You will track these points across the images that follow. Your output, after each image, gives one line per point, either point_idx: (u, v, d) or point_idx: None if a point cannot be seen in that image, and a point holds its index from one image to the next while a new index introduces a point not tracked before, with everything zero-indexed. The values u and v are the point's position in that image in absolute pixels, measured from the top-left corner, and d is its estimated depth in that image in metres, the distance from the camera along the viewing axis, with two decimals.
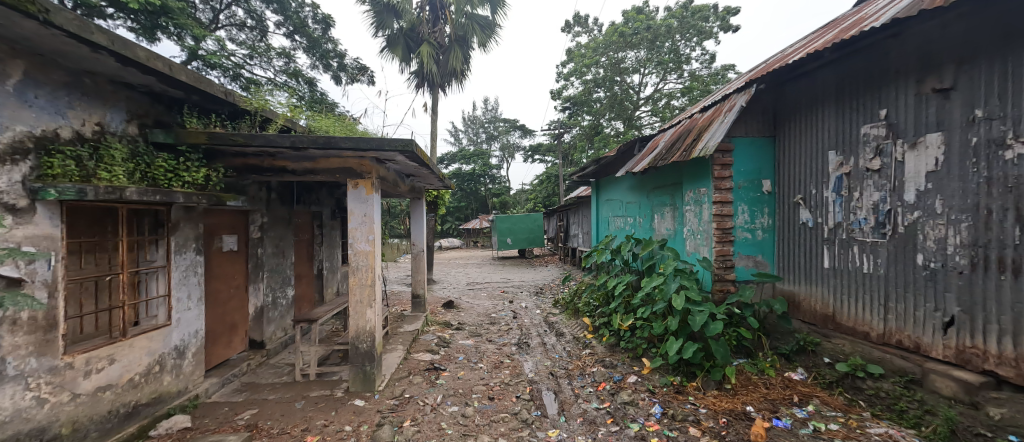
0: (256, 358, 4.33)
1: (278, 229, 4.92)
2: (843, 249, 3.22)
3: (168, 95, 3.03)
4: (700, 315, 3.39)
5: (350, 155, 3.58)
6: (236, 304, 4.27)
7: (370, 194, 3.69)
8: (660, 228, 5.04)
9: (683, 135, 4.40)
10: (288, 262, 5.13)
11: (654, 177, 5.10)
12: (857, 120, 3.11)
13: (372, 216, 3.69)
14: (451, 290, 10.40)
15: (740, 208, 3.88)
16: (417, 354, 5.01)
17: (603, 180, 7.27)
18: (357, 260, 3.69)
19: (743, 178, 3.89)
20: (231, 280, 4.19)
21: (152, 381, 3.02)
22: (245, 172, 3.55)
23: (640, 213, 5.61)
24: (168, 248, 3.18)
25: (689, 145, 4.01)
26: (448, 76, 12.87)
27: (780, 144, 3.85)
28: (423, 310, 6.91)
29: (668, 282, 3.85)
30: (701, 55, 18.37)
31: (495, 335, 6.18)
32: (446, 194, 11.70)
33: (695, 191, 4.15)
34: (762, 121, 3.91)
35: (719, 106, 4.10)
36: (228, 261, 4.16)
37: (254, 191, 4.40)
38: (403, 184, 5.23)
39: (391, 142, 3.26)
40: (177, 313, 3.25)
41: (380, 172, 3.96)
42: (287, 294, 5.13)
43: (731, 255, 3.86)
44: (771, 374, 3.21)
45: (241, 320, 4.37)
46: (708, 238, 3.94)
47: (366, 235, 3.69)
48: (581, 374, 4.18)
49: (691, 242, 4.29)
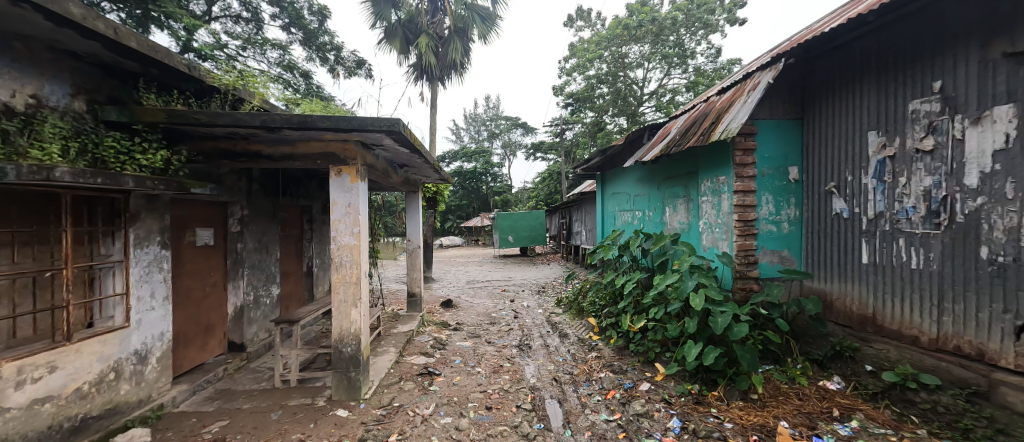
0: (234, 362, 3.99)
1: (262, 223, 4.58)
2: (886, 242, 2.84)
3: (123, 67, 2.68)
4: (723, 317, 3.03)
5: (332, 139, 3.23)
6: (212, 304, 3.93)
7: (355, 182, 3.33)
8: (673, 222, 4.65)
9: (698, 119, 4.04)
10: (273, 258, 4.80)
11: (664, 167, 4.73)
12: (903, 95, 2.73)
13: (358, 207, 3.33)
14: (451, 288, 10.06)
15: (764, 198, 3.51)
16: (411, 357, 4.65)
17: (608, 173, 6.89)
18: (341, 255, 3.35)
19: (768, 165, 3.51)
20: (206, 277, 3.85)
21: (106, 390, 2.68)
22: (215, 157, 3.22)
23: (650, 206, 5.23)
24: (126, 240, 2.84)
25: (708, 128, 3.64)
26: (448, 68, 12.53)
27: (809, 126, 3.48)
28: (420, 309, 6.57)
29: (685, 280, 3.47)
30: (707, 49, 17.94)
31: (494, 336, 5.83)
32: (446, 190, 11.35)
33: (712, 180, 3.79)
34: (788, 101, 3.54)
35: (740, 85, 3.71)
36: (203, 257, 3.83)
37: (232, 180, 4.06)
38: (396, 175, 4.88)
39: (376, 121, 2.82)
40: (136, 314, 2.91)
41: (368, 158, 3.60)
42: (272, 292, 4.78)
43: (754, 249, 3.48)
44: (804, 383, 2.85)
45: (219, 321, 4.03)
46: (728, 231, 3.57)
47: (351, 227, 3.34)
48: (587, 380, 3.84)
49: (707, 236, 3.92)
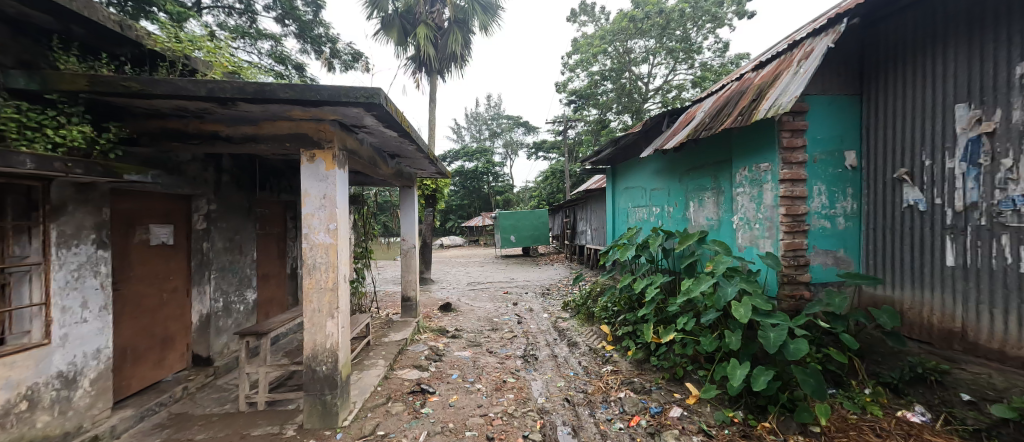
0: (196, 379, 3.46)
1: (234, 219, 4.05)
2: (980, 240, 2.29)
3: (35, 22, 2.15)
4: (776, 332, 2.48)
5: (302, 118, 2.70)
6: (171, 312, 3.41)
7: (331, 170, 2.80)
8: (698, 218, 4.09)
9: (732, 98, 3.51)
10: (248, 259, 4.27)
11: (687, 156, 4.20)
12: (1006, 55, 2.18)
13: (334, 199, 2.80)
14: (450, 290, 9.52)
15: (817, 188, 2.96)
16: (402, 371, 4.12)
17: (619, 167, 6.35)
18: (314, 255, 2.82)
19: (820, 149, 2.97)
20: (162, 282, 3.33)
21: (14, 425, 2.15)
22: (163, 139, 2.69)
23: (669, 201, 4.68)
24: (45, 238, 2.32)
25: (747, 106, 3.10)
26: (448, 60, 12.02)
27: (871, 102, 2.93)
28: (415, 314, 6.03)
29: (722, 285, 2.93)
30: (713, 43, 17.35)
31: (497, 345, 5.28)
32: (446, 188, 10.82)
33: (751, 168, 3.25)
34: (846, 75, 3.00)
35: (786, 57, 3.17)
36: (158, 258, 3.31)
37: (196, 170, 3.53)
38: (385, 166, 4.33)
39: (349, 91, 2.27)
40: (61, 328, 2.39)
41: (348, 142, 3.07)
42: (247, 298, 4.25)
43: (805, 249, 2.94)
44: (878, 414, 2.31)
45: (180, 332, 3.51)
46: (772, 228, 3.03)
47: (326, 222, 2.80)
48: (604, 401, 3.31)
49: (744, 234, 3.36)
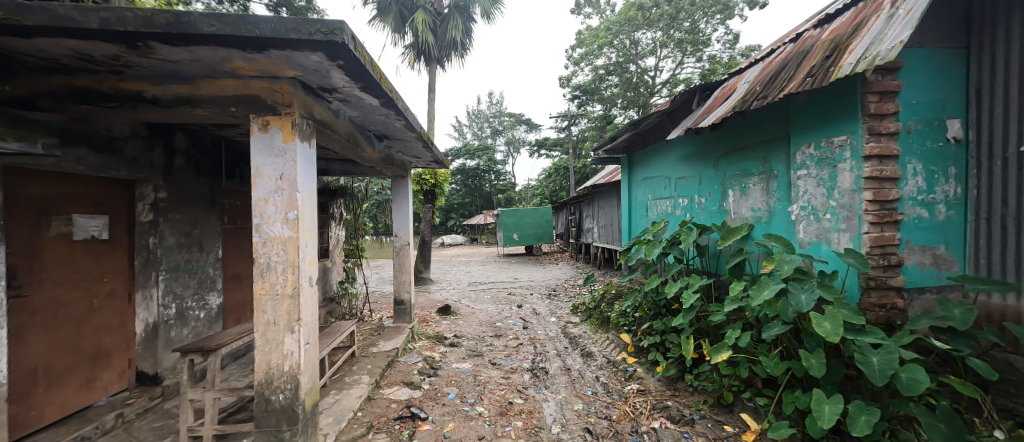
0: (137, 404, 2.84)
1: (192, 210, 3.43)
2: None
3: None
4: (879, 356, 1.83)
5: (250, 73, 2.07)
6: (105, 322, 2.79)
7: (289, 143, 2.17)
8: (740, 210, 3.44)
9: (789, 61, 2.87)
10: (211, 257, 3.64)
11: (725, 136, 3.57)
12: None
13: (294, 179, 2.17)
14: (451, 291, 8.89)
15: (911, 167, 2.32)
16: (389, 389, 3.48)
17: (636, 155, 5.71)
18: (268, 252, 2.18)
19: (915, 117, 2.33)
20: (93, 285, 2.72)
21: None
22: (69, 101, 2.07)
23: (700, 191, 4.03)
24: None
25: (817, 66, 2.47)
26: (448, 48, 11.37)
27: (983, 57, 2.28)
28: (409, 319, 5.38)
29: (791, 291, 2.28)
30: (724, 35, 16.65)
31: (501, 355, 4.65)
32: (446, 183, 10.20)
33: (819, 144, 2.60)
34: (947, 23, 2.35)
35: (865, 5, 2.52)
36: (86, 256, 2.69)
37: (137, 150, 2.91)
38: (371, 149, 3.70)
39: (300, 25, 1.63)
40: None
41: (316, 111, 2.44)
42: (210, 303, 3.64)
43: (897, 245, 2.30)
44: None
45: (118, 345, 2.90)
46: (852, 219, 2.39)
47: (284, 210, 2.17)
48: (636, 432, 2.67)
49: (808, 226, 2.71)
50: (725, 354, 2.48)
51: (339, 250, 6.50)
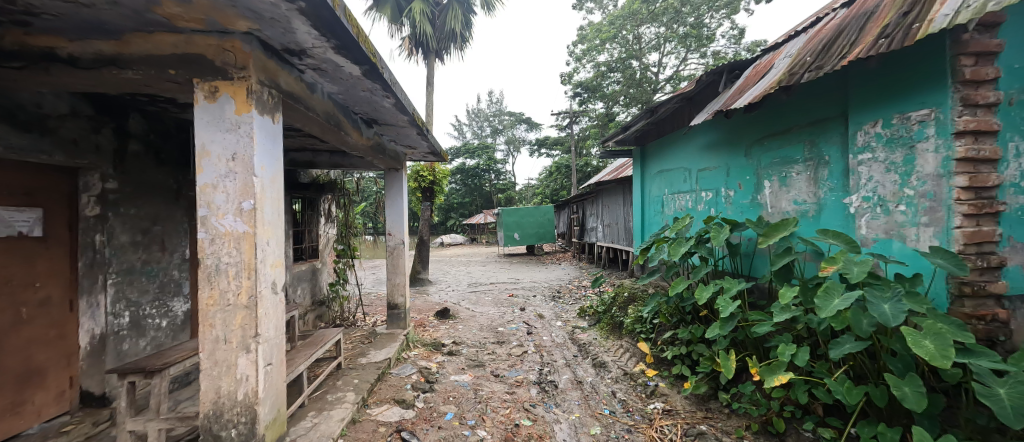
0: (75, 431, 2.40)
1: (151, 204, 2.99)
2: None
3: None
4: (1013, 389, 1.43)
5: (191, 25, 1.63)
6: (37, 334, 2.36)
7: (244, 115, 1.73)
8: (779, 203, 3.01)
9: (846, 25, 2.43)
10: (175, 258, 3.20)
11: (761, 119, 3.13)
12: None
13: (249, 161, 1.73)
14: (450, 293, 8.44)
15: (1012, 146, 1.89)
16: (377, 409, 3.03)
17: (649, 146, 5.27)
18: (216, 252, 1.74)
19: (1017, 84, 1.89)
20: (19, 291, 2.28)
21: None
22: None
23: (728, 183, 3.60)
24: None
25: (891, 25, 2.03)
26: (446, 40, 10.92)
27: None
28: (404, 325, 4.93)
29: (869, 299, 1.84)
30: (730, 30, 16.20)
31: (504, 365, 4.20)
32: (445, 180, 9.75)
33: (889, 121, 2.16)
34: None
35: None
36: (10, 256, 2.25)
37: (79, 132, 2.48)
38: (358, 135, 3.26)
39: None
40: None
41: (282, 80, 2.00)
42: (174, 309, 3.20)
43: (997, 242, 1.88)
44: None
45: (55, 362, 2.45)
46: (937, 211, 1.96)
47: (236, 198, 1.73)
48: None
49: (873, 220, 2.28)
50: (783, 376, 2.04)
51: (329, 249, 6.05)
